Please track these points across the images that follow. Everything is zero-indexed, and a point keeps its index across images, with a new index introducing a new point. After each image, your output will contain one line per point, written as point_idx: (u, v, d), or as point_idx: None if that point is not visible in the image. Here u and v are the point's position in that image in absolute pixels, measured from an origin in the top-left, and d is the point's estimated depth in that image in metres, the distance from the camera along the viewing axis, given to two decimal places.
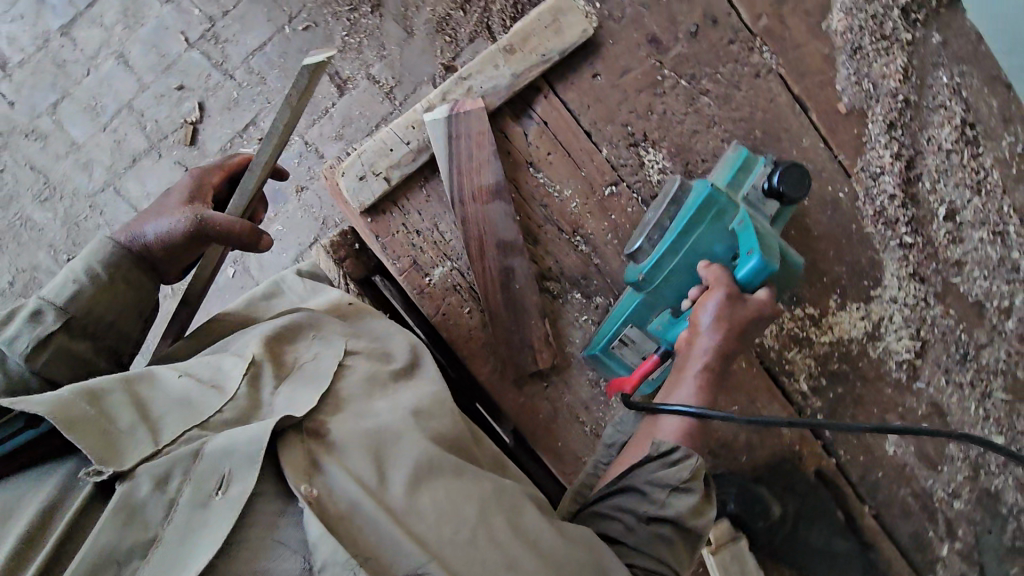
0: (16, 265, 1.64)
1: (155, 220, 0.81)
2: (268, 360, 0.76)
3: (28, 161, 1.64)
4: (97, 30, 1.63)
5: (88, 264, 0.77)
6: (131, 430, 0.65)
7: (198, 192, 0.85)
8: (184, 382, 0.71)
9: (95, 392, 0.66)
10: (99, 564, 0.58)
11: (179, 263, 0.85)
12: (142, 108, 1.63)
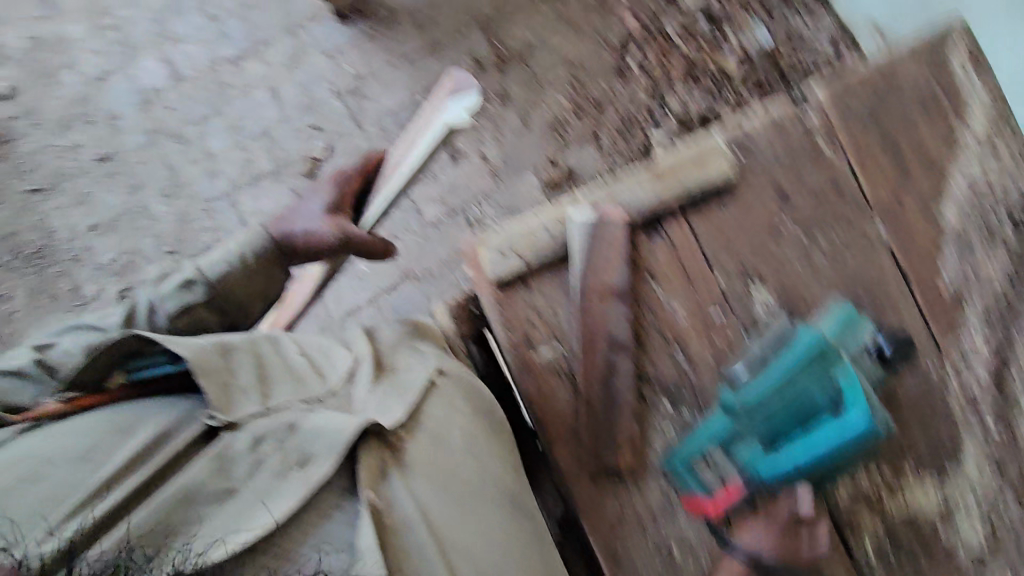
0: (123, 245, 1.77)
1: (305, 222, 1.08)
2: (371, 361, 0.89)
3: (165, 159, 1.81)
4: (260, 64, 1.84)
5: (241, 254, 1.03)
6: (246, 387, 0.79)
7: (337, 208, 1.15)
8: (299, 358, 0.86)
9: (227, 346, 0.81)
10: (186, 497, 0.69)
11: (309, 260, 1.11)
12: (278, 137, 1.81)
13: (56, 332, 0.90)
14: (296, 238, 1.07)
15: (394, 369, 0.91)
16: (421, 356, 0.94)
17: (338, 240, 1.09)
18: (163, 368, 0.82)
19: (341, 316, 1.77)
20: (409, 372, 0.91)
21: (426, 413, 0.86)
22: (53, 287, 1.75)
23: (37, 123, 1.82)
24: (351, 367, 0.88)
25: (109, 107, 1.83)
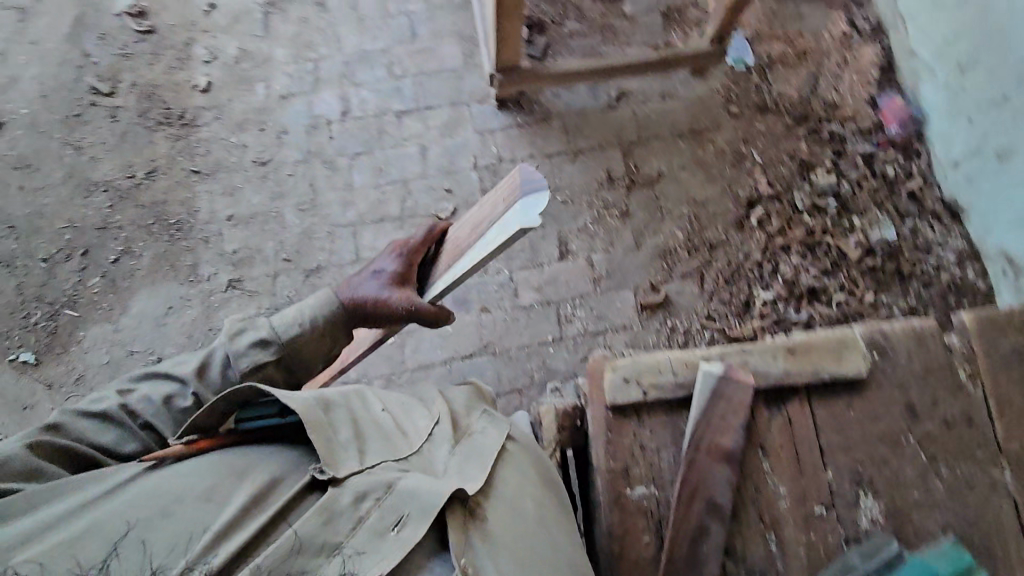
0: (248, 241, 1.93)
1: (374, 289, 1.18)
2: (449, 425, 0.99)
3: (311, 179, 1.99)
4: (419, 123, 2.04)
5: (314, 317, 1.11)
6: (346, 444, 0.88)
7: (407, 278, 1.24)
8: (384, 416, 0.96)
9: (327, 401, 0.91)
10: (300, 547, 0.77)
11: (373, 322, 1.18)
12: (413, 189, 1.97)
13: (139, 376, 1.01)
14: (367, 301, 1.16)
15: (470, 431, 1.00)
16: (493, 419, 1.03)
17: (404, 308, 1.17)
18: (271, 419, 0.93)
19: (412, 367, 1.80)
20: (483, 435, 0.99)
21: (500, 479, 0.94)
22: (177, 259, 1.91)
23: (218, 117, 2.06)
24: (430, 427, 0.98)
25: (282, 122, 2.05)
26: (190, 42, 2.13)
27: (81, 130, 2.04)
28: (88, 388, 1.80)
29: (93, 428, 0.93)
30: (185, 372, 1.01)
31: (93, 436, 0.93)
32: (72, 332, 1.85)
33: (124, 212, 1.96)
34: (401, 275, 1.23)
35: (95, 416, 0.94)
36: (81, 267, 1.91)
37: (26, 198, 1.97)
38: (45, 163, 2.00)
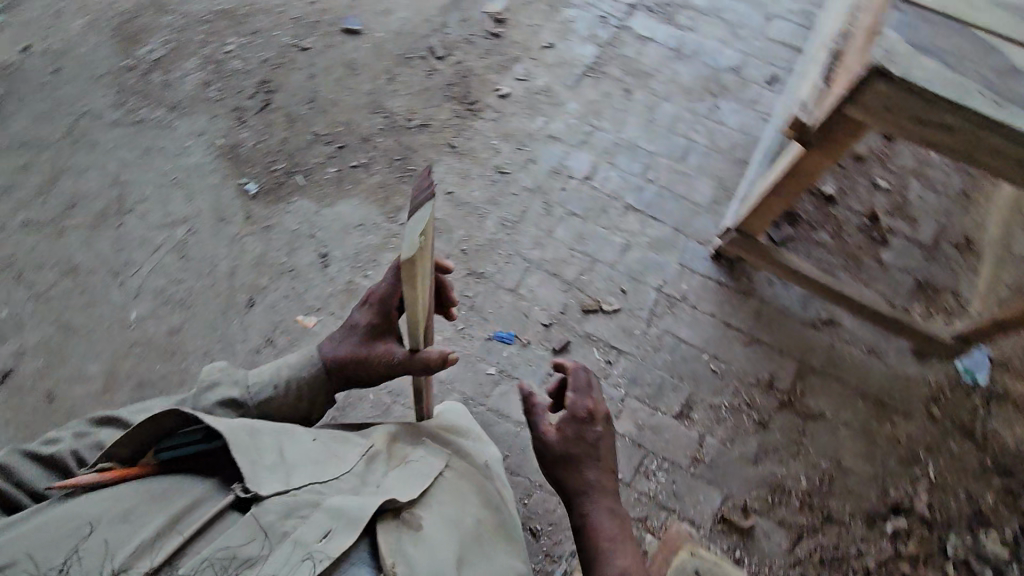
0: (449, 217, 2.12)
1: (349, 345, 1.24)
2: (384, 451, 1.06)
3: (527, 208, 2.13)
4: (640, 224, 2.10)
5: (287, 376, 1.21)
6: (267, 467, 0.92)
7: (382, 330, 1.25)
8: (313, 445, 1.01)
9: (252, 427, 0.97)
10: (228, 556, 0.82)
11: (362, 376, 1.24)
12: (596, 268, 2.03)
13: (98, 422, 1.07)
14: (346, 361, 1.23)
15: (408, 456, 1.07)
16: (432, 450, 1.09)
17: (384, 367, 1.20)
18: (194, 445, 0.96)
19: (489, 408, 1.84)
20: (422, 459, 1.06)
21: (437, 492, 1.01)
22: (392, 196, 2.17)
23: (495, 121, 2.30)
24: (366, 451, 1.04)
25: (537, 152, 2.23)
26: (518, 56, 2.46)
27: (401, 69, 2.42)
28: (268, 239, 2.10)
29: (33, 474, 0.97)
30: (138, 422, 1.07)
31: (29, 482, 0.96)
32: (290, 194, 2.18)
33: (384, 138, 2.29)
34: (375, 328, 1.25)
35: (39, 461, 0.98)
36: (330, 156, 2.25)
37: (333, 87, 2.38)
38: (364, 74, 2.41)
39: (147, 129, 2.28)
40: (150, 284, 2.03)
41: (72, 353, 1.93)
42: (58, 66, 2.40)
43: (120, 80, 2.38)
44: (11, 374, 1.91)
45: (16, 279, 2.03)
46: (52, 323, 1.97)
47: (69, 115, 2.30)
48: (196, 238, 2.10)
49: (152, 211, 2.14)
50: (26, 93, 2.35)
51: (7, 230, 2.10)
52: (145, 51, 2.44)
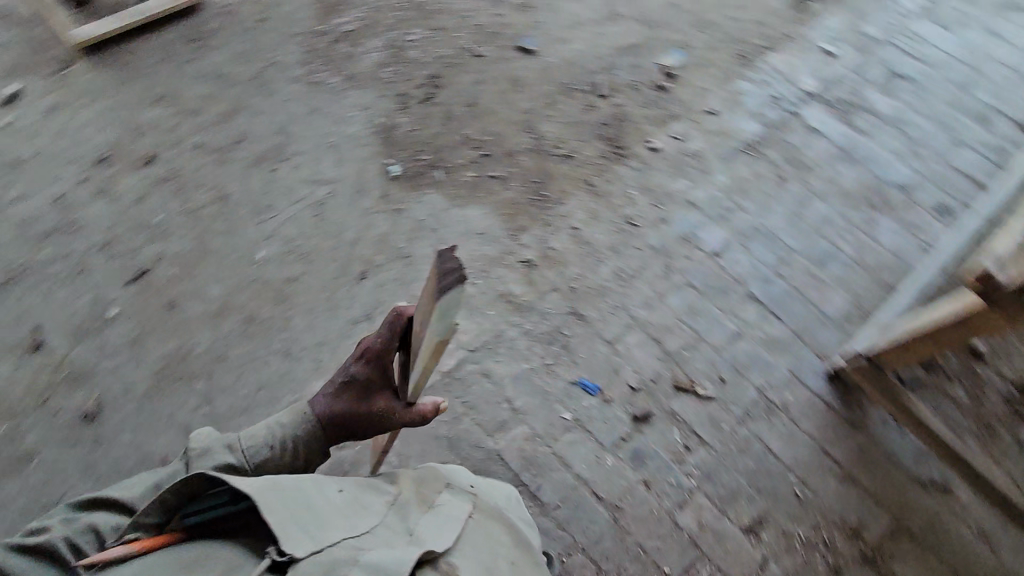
0: (567, 253, 2.12)
1: (340, 401, 1.40)
2: (410, 500, 1.21)
3: (646, 265, 2.09)
4: (758, 317, 2.00)
5: (284, 437, 1.37)
6: (301, 526, 1.04)
7: (370, 386, 1.41)
8: (340, 498, 1.15)
9: (276, 487, 1.09)
10: None
11: (355, 431, 1.41)
12: (700, 348, 1.94)
13: (82, 508, 1.19)
14: (339, 417, 1.39)
15: (435, 504, 1.21)
16: (457, 498, 1.24)
17: (379, 423, 1.41)
18: (218, 508, 1.10)
19: (553, 452, 1.81)
20: (447, 508, 1.20)
21: (469, 538, 1.16)
22: (519, 215, 2.20)
23: (639, 171, 2.27)
24: (391, 500, 1.20)
25: (671, 213, 2.18)
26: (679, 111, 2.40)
27: (563, 97, 2.43)
28: (395, 221, 2.19)
29: (30, 564, 1.08)
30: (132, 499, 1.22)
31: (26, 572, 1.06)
32: (426, 186, 2.26)
33: (527, 157, 2.31)
34: (370, 384, 1.41)
35: (33, 552, 1.09)
36: (473, 160, 2.31)
37: (495, 97, 2.44)
38: (525, 92, 2.45)
39: (321, 92, 2.45)
40: (283, 231, 2.18)
41: (201, 272, 2.11)
42: (264, 17, 2.61)
43: (311, 44, 2.55)
44: (148, 273, 2.11)
45: (177, 192, 2.25)
46: (193, 240, 2.16)
47: (260, 61, 2.51)
48: (333, 201, 2.23)
49: (304, 166, 2.30)
50: (229, 33, 2.57)
51: (182, 147, 2.33)
52: (339, 24, 2.60)
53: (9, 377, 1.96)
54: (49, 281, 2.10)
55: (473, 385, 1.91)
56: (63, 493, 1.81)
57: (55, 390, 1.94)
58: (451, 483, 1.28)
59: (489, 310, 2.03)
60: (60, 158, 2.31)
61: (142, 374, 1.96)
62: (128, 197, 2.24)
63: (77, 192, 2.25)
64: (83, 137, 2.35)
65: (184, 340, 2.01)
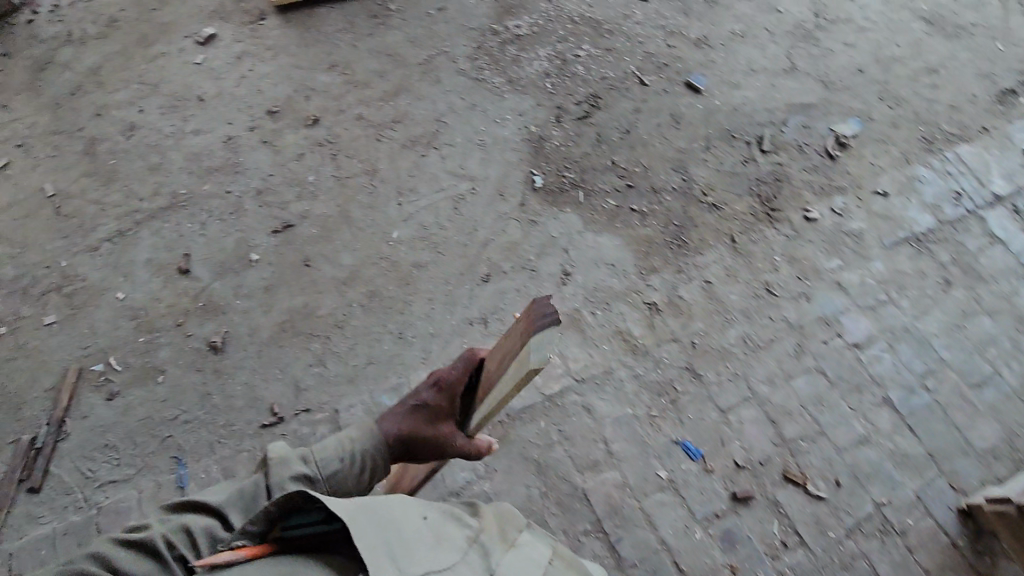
0: (695, 306, 2.04)
1: (410, 422, 1.45)
2: (493, 536, 1.13)
3: (777, 340, 1.97)
4: (891, 427, 1.84)
5: (358, 450, 1.39)
6: (388, 557, 1.02)
7: (439, 416, 1.48)
8: (422, 526, 1.10)
9: (364, 509, 1.08)
10: None
11: (417, 454, 1.45)
12: (819, 444, 1.82)
13: (176, 510, 1.23)
14: (407, 437, 1.43)
15: (516, 545, 1.13)
16: (537, 543, 1.16)
17: (441, 452, 1.47)
18: (318, 523, 1.07)
19: (641, 507, 1.74)
20: (529, 554, 1.12)
21: None
22: (653, 254, 2.13)
23: (788, 239, 2.14)
24: (472, 532, 1.12)
25: (815, 292, 2.04)
26: (846, 184, 2.24)
27: (723, 144, 2.33)
28: (528, 232, 2.19)
29: (134, 559, 1.11)
30: (218, 503, 1.24)
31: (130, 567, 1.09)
32: (565, 204, 2.23)
33: (672, 198, 2.23)
34: (439, 411, 1.47)
35: (137, 547, 1.12)
36: (617, 188, 2.26)
37: (652, 129, 2.37)
38: (684, 130, 2.36)
39: (481, 88, 2.47)
40: (420, 216, 2.23)
41: (338, 238, 2.20)
42: (443, 6, 2.67)
43: (482, 41, 2.57)
44: (291, 228, 2.22)
45: (331, 157, 2.35)
46: (337, 206, 2.26)
47: (431, 47, 2.57)
48: (472, 198, 2.25)
49: (451, 157, 2.34)
50: (408, 16, 2.65)
51: (344, 115, 2.43)
52: (512, 26, 2.60)
53: (156, 293, 2.13)
54: (206, 214, 2.26)
55: (572, 416, 1.88)
56: (180, 413, 1.95)
57: (191, 316, 2.09)
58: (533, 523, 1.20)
59: (603, 344, 1.99)
60: (237, 103, 2.47)
61: (268, 321, 2.07)
62: (287, 152, 2.36)
63: (246, 137, 2.40)
64: (260, 88, 2.50)
65: (310, 299, 2.10)
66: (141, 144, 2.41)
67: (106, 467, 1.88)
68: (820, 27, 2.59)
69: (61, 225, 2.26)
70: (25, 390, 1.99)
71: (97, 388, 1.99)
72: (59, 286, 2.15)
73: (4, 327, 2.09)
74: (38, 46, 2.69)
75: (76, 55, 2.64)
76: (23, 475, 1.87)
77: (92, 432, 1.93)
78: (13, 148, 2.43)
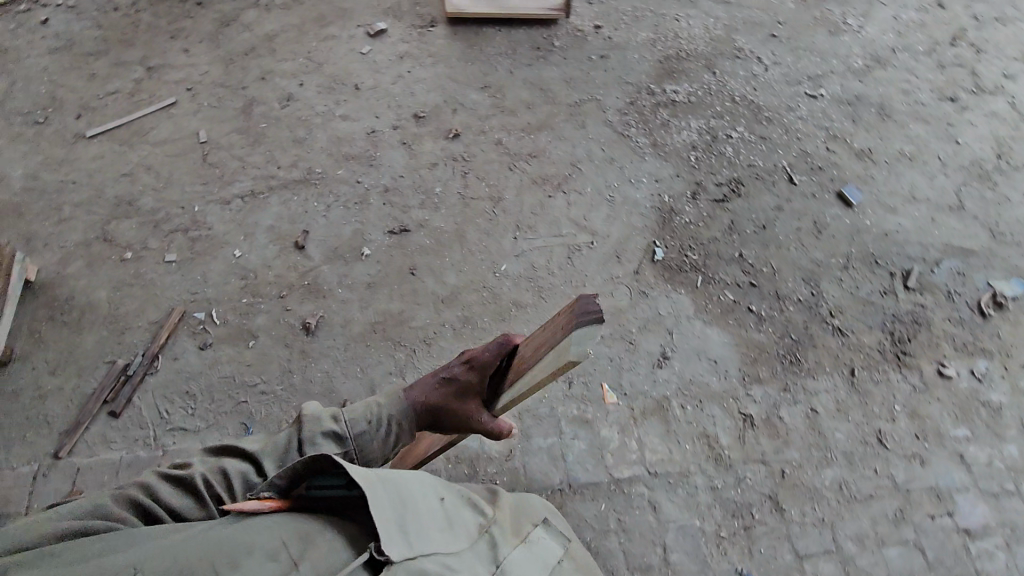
0: (794, 433, 1.89)
1: (436, 393, 1.43)
2: (504, 527, 1.12)
3: (877, 498, 1.79)
4: None
5: (387, 411, 1.36)
6: (399, 526, 0.98)
7: (466, 390, 1.43)
8: (437, 507, 1.07)
9: (381, 479, 1.04)
10: None
11: (443, 424, 1.42)
12: None
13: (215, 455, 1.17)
14: (436, 408, 1.41)
15: (528, 536, 1.13)
16: (549, 538, 1.16)
17: (466, 427, 1.43)
18: (340, 490, 1.03)
19: None
20: (541, 545, 1.13)
21: None
22: (761, 363, 2.00)
23: (912, 389, 1.96)
24: (484, 518, 1.11)
25: (931, 458, 1.85)
26: (994, 348, 2.02)
27: (863, 267, 2.17)
28: (635, 302, 2.11)
29: (171, 492, 1.05)
30: (255, 451, 1.18)
31: (167, 500, 1.03)
32: (680, 283, 2.14)
33: (795, 310, 2.09)
34: (469, 387, 1.43)
35: (174, 481, 1.06)
36: (738, 283, 2.14)
37: (789, 230, 2.24)
38: (825, 242, 2.22)
39: (625, 144, 2.42)
40: (531, 255, 2.20)
41: (448, 255, 2.20)
42: (606, 54, 2.64)
43: (636, 98, 2.53)
44: (407, 233, 2.25)
45: (462, 174, 2.36)
46: (455, 224, 2.26)
47: (584, 91, 2.54)
48: (588, 252, 2.20)
49: (578, 206, 2.29)
50: (569, 55, 2.64)
51: (484, 136, 2.44)
52: (670, 90, 2.55)
53: (268, 260, 2.20)
54: (333, 198, 2.32)
55: (635, 509, 1.78)
56: (259, 382, 1.99)
57: (294, 291, 2.15)
58: (546, 522, 1.21)
59: (686, 443, 1.88)
60: (388, 99, 2.54)
61: (362, 317, 2.10)
62: (422, 158, 2.40)
63: (387, 135, 2.46)
64: (413, 91, 2.56)
65: (407, 308, 2.11)
66: (293, 115, 2.52)
67: (181, 413, 1.95)
68: (1000, 170, 2.38)
69: (204, 173, 2.40)
70: (132, 318, 2.11)
71: (193, 335, 2.07)
72: (187, 229, 2.28)
73: (131, 253, 2.23)
74: (228, 4, 2.89)
75: (259, 19, 2.81)
76: (109, 397, 1.97)
77: (179, 375, 2.01)
78: (183, 90, 2.61)
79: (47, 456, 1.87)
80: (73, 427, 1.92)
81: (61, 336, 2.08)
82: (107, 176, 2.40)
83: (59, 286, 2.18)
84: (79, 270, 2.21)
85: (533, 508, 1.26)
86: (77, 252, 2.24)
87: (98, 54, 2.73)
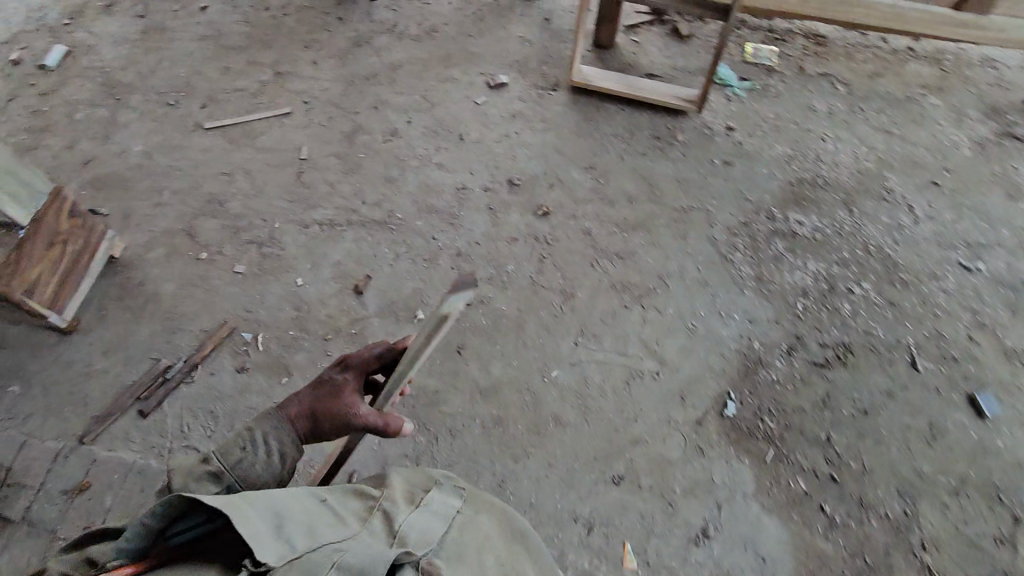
0: None
1: (310, 396, 1.29)
2: (398, 499, 1.09)
3: None
4: None
5: (261, 432, 1.19)
6: (274, 531, 0.92)
7: (343, 388, 1.30)
8: (317, 505, 1.02)
9: (248, 495, 0.96)
10: None
11: (321, 426, 1.26)
12: None
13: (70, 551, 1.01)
14: (314, 410, 1.27)
15: (423, 499, 1.11)
16: (448, 492, 1.16)
17: (345, 425, 1.26)
18: (207, 524, 0.96)
19: None
20: (437, 502, 1.12)
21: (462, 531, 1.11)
22: None
23: None
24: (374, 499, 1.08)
25: None
26: None
27: (979, 498, 1.78)
28: (688, 457, 1.85)
29: None
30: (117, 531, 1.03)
31: None
32: (745, 450, 1.86)
33: (877, 527, 1.74)
34: (345, 387, 1.31)
35: None
36: (815, 472, 1.82)
37: (895, 425, 1.88)
38: (937, 453, 1.84)
39: (725, 269, 2.16)
40: (588, 368, 2.00)
41: (501, 342, 2.05)
42: (731, 161, 2.39)
43: (751, 219, 2.26)
44: (466, 306, 2.12)
45: (540, 257, 2.21)
46: (518, 310, 2.11)
47: (695, 198, 2.31)
48: (650, 383, 1.97)
49: (653, 327, 2.06)
50: (690, 153, 2.41)
51: (574, 222, 2.27)
52: (793, 219, 2.25)
53: (325, 297, 2.16)
54: (405, 249, 2.25)
55: None
56: None
57: (339, 337, 2.08)
58: (440, 482, 1.19)
59: None
60: (488, 158, 2.44)
61: None
62: (504, 230, 2.27)
63: (476, 195, 2.35)
64: (516, 154, 2.45)
65: (442, 389, 1.97)
66: (391, 153, 2.48)
67: (199, 433, 1.93)
68: None
69: (293, 190, 2.41)
70: (187, 320, 2.14)
71: (234, 355, 2.06)
72: (262, 243, 2.29)
73: (206, 254, 2.28)
74: (366, 24, 2.93)
75: (388, 46, 2.82)
76: (143, 395, 1.99)
77: (209, 393, 2.00)
78: (299, 103, 2.66)
79: (72, 439, 1.92)
80: (103, 416, 1.96)
81: (121, 319, 2.14)
82: (209, 172, 2.47)
83: (136, 268, 2.25)
84: (157, 258, 2.27)
85: (432, 476, 1.23)
86: (160, 239, 2.31)
87: (237, 49, 2.86)
